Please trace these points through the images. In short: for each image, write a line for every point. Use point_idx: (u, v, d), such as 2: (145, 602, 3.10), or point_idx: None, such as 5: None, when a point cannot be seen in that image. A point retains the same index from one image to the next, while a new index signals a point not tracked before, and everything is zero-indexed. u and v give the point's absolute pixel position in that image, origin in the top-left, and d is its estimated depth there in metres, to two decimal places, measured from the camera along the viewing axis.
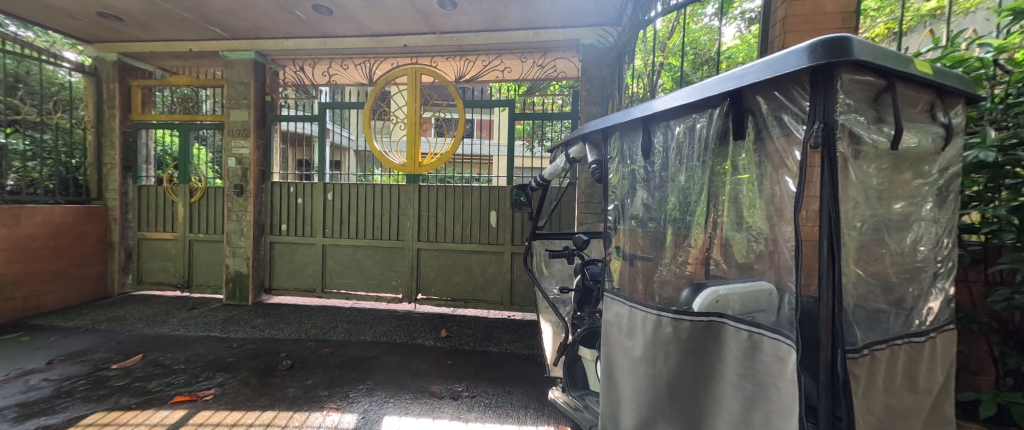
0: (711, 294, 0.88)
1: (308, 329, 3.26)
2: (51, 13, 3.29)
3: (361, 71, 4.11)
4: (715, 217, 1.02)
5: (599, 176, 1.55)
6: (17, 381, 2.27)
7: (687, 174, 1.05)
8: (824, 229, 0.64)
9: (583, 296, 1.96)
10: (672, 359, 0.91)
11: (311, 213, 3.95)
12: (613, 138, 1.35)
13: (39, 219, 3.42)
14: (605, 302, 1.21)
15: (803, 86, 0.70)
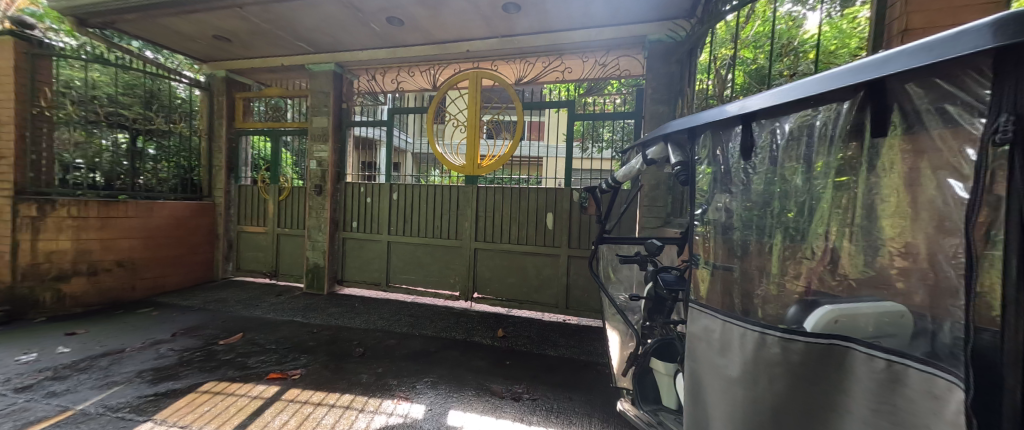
0: (830, 313, 0.84)
1: (376, 320, 3.49)
2: (178, 38, 3.90)
3: (426, 78, 4.32)
4: (834, 227, 0.89)
5: (684, 179, 1.52)
6: (151, 349, 2.71)
7: (803, 179, 0.96)
8: (1017, 248, 0.53)
9: (655, 305, 1.91)
10: (778, 383, 0.86)
11: (378, 212, 4.23)
12: (705, 136, 1.33)
13: (165, 212, 4.11)
14: (690, 314, 1.19)
15: (984, 72, 0.61)
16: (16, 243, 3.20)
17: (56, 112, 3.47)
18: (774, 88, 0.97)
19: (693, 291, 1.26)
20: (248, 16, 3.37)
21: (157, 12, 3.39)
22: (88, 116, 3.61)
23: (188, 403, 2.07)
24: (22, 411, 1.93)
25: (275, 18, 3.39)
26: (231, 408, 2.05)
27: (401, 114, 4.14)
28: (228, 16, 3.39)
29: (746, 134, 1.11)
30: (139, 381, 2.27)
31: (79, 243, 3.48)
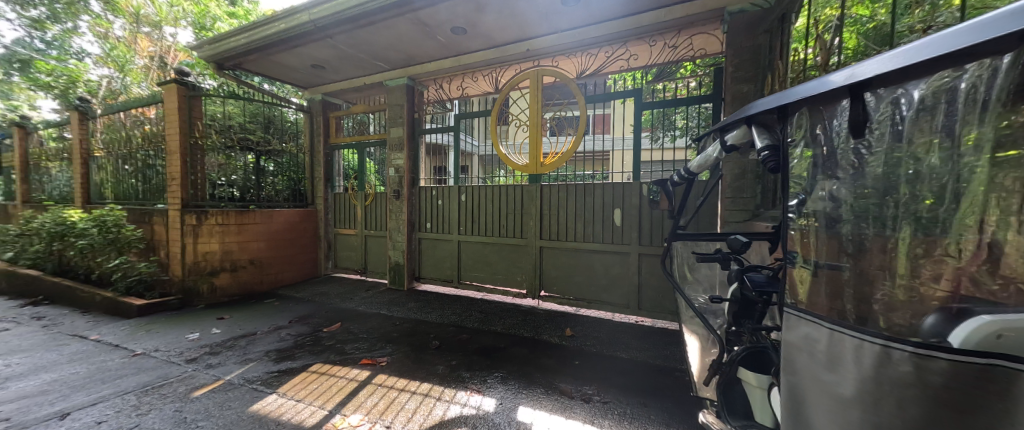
0: (989, 326, 0.69)
1: (450, 315, 3.71)
2: (285, 70, 4.60)
3: (488, 82, 4.44)
4: (1001, 215, 0.70)
5: (773, 165, 1.33)
6: (274, 333, 3.24)
7: (943, 156, 0.78)
8: None
9: (742, 308, 1.73)
10: (911, 408, 0.75)
11: (448, 213, 4.49)
12: (799, 114, 1.15)
13: (282, 218, 4.86)
14: (786, 322, 1.09)
15: None
16: (182, 246, 4.11)
17: (204, 140, 4.35)
18: (894, 48, 0.79)
19: (787, 292, 1.11)
20: (336, 44, 3.85)
21: (269, 50, 4.04)
22: (225, 142, 4.49)
23: (301, 381, 2.43)
24: (190, 378, 2.46)
25: (358, 42, 3.80)
26: (333, 387, 2.36)
27: (466, 119, 4.34)
28: (321, 46, 3.90)
29: (851, 107, 0.93)
30: (265, 359, 2.73)
31: (223, 245, 4.31)
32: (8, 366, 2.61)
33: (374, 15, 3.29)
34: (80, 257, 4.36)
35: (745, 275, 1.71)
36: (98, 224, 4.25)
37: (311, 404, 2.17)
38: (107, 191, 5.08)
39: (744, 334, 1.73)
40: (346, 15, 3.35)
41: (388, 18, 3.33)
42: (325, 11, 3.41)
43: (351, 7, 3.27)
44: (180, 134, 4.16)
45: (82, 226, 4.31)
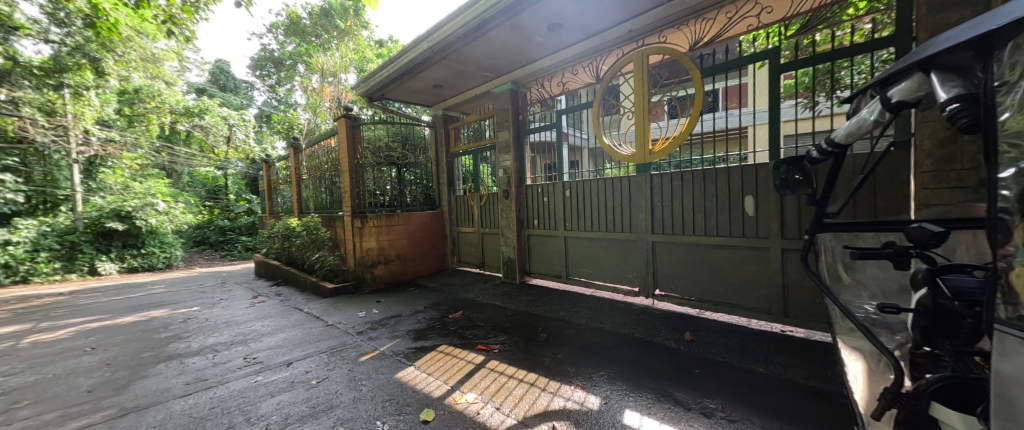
0: None
1: (558, 310, 3.78)
2: (415, 93, 5.42)
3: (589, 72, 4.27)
4: None
5: (971, 125, 0.93)
6: (412, 315, 3.88)
7: None
8: None
9: (938, 323, 1.25)
10: None
11: (554, 210, 4.55)
12: (1013, 46, 0.79)
13: (418, 220, 5.71)
14: (1005, 350, 0.75)
15: None
16: (353, 243, 5.27)
17: (362, 159, 5.49)
18: None
19: (1003, 299, 0.78)
20: (450, 64, 4.34)
21: (401, 79, 4.82)
22: (377, 160, 5.60)
23: (431, 357, 2.81)
24: (357, 346, 3.15)
25: (466, 58, 4.20)
26: (455, 366, 2.65)
27: (570, 113, 4.34)
28: (438, 68, 4.47)
29: None
30: (407, 335, 3.29)
31: (379, 242, 5.30)
32: (261, 326, 3.83)
33: (475, 31, 3.58)
34: (297, 252, 6.07)
35: (944, 277, 1.24)
36: (308, 228, 5.81)
37: (437, 376, 2.49)
38: (309, 204, 6.93)
39: (945, 360, 1.22)
40: (453, 37, 3.74)
41: (487, 31, 3.57)
42: (438, 37, 3.89)
43: (457, 28, 3.64)
44: (349, 155, 5.32)
45: (298, 229, 6.02)
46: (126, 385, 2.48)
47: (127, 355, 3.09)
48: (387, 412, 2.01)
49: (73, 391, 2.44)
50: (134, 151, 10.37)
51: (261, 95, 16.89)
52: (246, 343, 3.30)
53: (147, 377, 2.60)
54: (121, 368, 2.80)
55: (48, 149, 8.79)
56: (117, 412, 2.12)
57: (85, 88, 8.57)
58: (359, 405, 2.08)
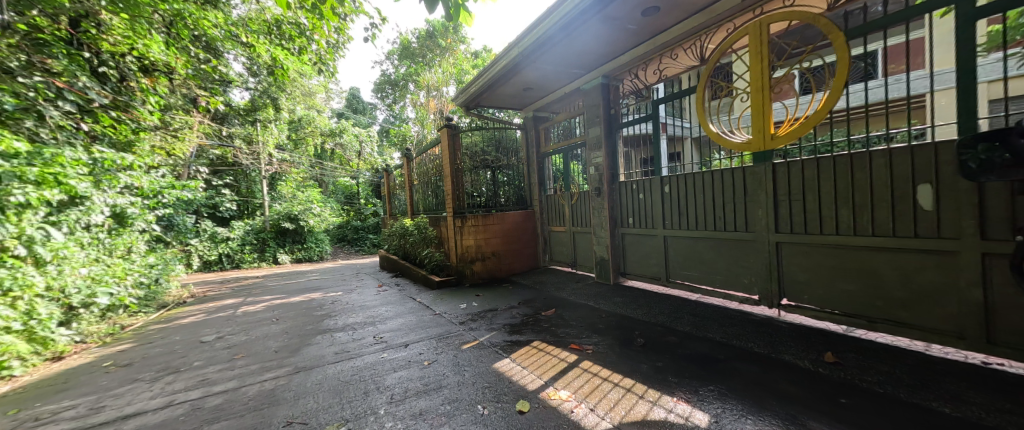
0: None
1: (656, 314, 3.52)
2: (507, 98, 5.67)
3: (691, 55, 3.88)
4: None
5: None
6: (507, 310, 4.07)
7: None
8: None
9: None
10: None
11: (651, 207, 4.25)
12: None
13: (511, 219, 5.94)
14: None
15: None
16: (455, 241, 5.77)
17: (462, 164, 5.96)
18: None
19: None
20: (540, 65, 4.42)
21: (494, 86, 5.09)
22: (474, 164, 6.00)
23: (525, 352, 2.90)
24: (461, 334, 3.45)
25: (556, 57, 4.22)
26: (548, 363, 2.69)
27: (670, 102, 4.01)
28: (528, 71, 4.60)
29: None
30: (503, 329, 3.46)
31: (477, 240, 5.67)
32: (384, 310, 4.48)
33: (563, 30, 3.56)
34: (410, 248, 6.93)
35: None
36: (416, 227, 6.75)
37: (531, 371, 2.55)
38: (418, 206, 7.84)
39: None
40: (542, 40, 3.79)
41: (576, 28, 3.53)
42: (527, 42, 3.99)
43: (546, 30, 3.68)
44: (450, 160, 5.83)
45: (411, 228, 6.88)
46: (296, 350, 3.18)
47: (296, 327, 3.95)
48: (487, 398, 2.15)
49: (265, 351, 3.23)
50: (298, 168, 13.28)
51: (380, 113, 19.84)
52: (374, 324, 3.90)
53: (309, 346, 3.28)
54: (292, 336, 3.60)
55: (248, 169, 11.83)
56: (291, 370, 2.73)
57: (269, 121, 11.33)
58: (463, 388, 2.27)
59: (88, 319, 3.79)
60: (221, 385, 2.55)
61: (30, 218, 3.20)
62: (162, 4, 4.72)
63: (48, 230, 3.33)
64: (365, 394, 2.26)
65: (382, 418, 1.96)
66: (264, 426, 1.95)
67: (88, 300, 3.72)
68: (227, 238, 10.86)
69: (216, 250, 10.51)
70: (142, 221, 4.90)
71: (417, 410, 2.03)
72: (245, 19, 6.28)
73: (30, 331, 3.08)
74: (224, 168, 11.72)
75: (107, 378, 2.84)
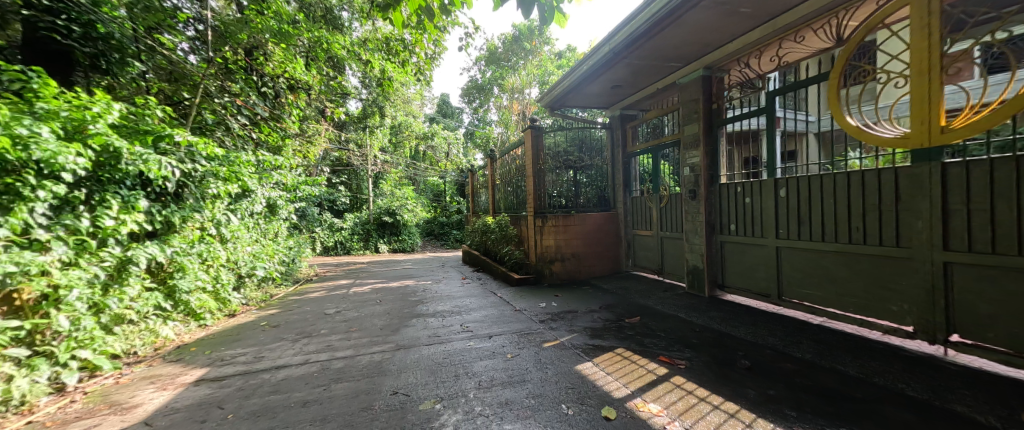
0: None
1: (764, 336, 3.05)
2: (592, 97, 5.55)
3: (823, 36, 3.31)
4: None
5: None
6: (588, 313, 3.97)
7: None
8: None
9: None
10: None
11: (759, 214, 3.74)
12: None
13: (593, 221, 5.76)
14: None
15: None
16: (535, 240, 5.86)
17: (544, 164, 6.00)
18: None
19: None
20: (631, 61, 4.23)
21: (581, 85, 5.02)
22: (556, 164, 6.00)
23: (609, 358, 2.75)
24: (542, 332, 3.44)
25: (649, 52, 3.98)
26: (634, 372, 2.50)
27: (788, 93, 3.50)
28: (619, 68, 4.44)
29: None
30: (584, 331, 3.38)
31: (557, 241, 5.66)
32: (469, 302, 4.76)
33: (662, 21, 3.33)
34: (492, 245, 7.23)
35: None
36: (499, 224, 7.04)
37: (617, 379, 2.39)
38: (500, 204, 8.14)
39: None
40: (636, 34, 3.60)
41: (677, 18, 3.27)
42: (619, 38, 3.84)
43: (641, 24, 3.49)
44: (533, 161, 5.92)
45: (493, 225, 7.19)
46: (396, 330, 3.58)
47: (395, 309, 4.44)
48: (571, 398, 2.11)
49: (374, 327, 3.72)
50: (396, 168, 14.91)
51: (467, 117, 21.10)
52: (461, 313, 4.18)
53: (406, 327, 3.66)
54: (393, 317, 4.07)
55: (359, 169, 13.67)
56: (393, 346, 3.09)
57: (376, 127, 12.94)
58: (546, 385, 2.28)
59: (250, 285, 4.88)
60: (342, 351, 3.01)
61: (220, 205, 4.04)
62: (304, 33, 5.75)
63: (228, 215, 4.20)
64: (455, 377, 2.44)
65: (472, 401, 2.08)
66: (375, 392, 2.24)
67: (250, 273, 4.75)
68: (341, 228, 12.73)
69: (333, 238, 12.46)
70: (286, 210, 5.85)
71: (503, 399, 2.10)
72: (362, 38, 7.27)
73: (217, 292, 4.06)
74: (341, 167, 13.78)
75: (264, 335, 3.58)
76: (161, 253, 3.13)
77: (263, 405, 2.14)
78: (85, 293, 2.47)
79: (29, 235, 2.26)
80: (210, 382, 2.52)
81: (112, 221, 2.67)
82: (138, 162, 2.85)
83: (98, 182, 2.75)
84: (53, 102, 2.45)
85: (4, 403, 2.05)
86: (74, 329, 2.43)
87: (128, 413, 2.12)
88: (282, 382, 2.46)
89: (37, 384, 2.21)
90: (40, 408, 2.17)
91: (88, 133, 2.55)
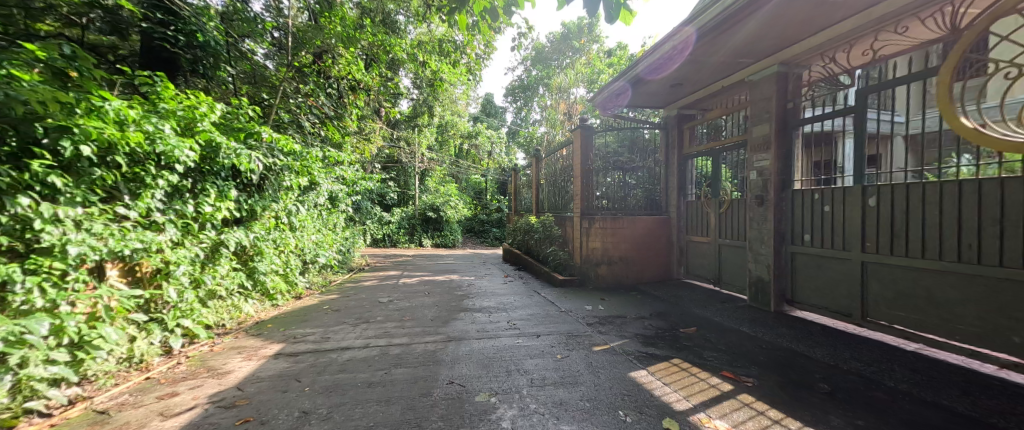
0: None
1: (845, 359, 2.64)
2: (648, 95, 5.36)
3: (932, 26, 2.86)
4: None
5: None
6: (638, 320, 3.79)
7: None
8: None
9: None
10: None
11: (840, 224, 3.35)
12: None
13: (642, 225, 5.53)
14: None
15: None
16: (581, 242, 5.79)
17: (592, 165, 5.90)
18: None
19: None
20: (696, 57, 4.01)
21: (639, 83, 4.85)
22: (604, 165, 5.88)
23: (664, 368, 2.56)
24: (590, 336, 3.32)
25: (717, 46, 3.75)
26: (694, 385, 2.29)
27: (883, 90, 3.09)
28: (682, 65, 4.23)
29: None
30: (635, 338, 3.25)
31: (603, 243, 5.52)
32: (513, 300, 4.80)
33: (736, 15, 3.12)
34: (535, 245, 7.23)
35: None
36: (543, 224, 7.02)
37: (676, 390, 2.22)
38: (543, 204, 8.11)
39: None
40: (705, 29, 3.40)
41: (754, 11, 3.03)
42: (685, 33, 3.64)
43: (711, 18, 3.28)
44: (581, 161, 5.84)
45: (537, 225, 7.20)
46: (446, 322, 3.70)
47: (443, 302, 4.60)
48: (629, 406, 2.02)
49: (425, 318, 3.87)
50: (441, 165, 15.41)
51: (510, 116, 21.30)
52: (506, 311, 4.22)
53: (455, 320, 3.77)
54: (442, 310, 4.21)
55: (408, 166, 14.33)
56: (444, 338, 3.21)
57: (425, 126, 13.48)
58: (600, 389, 2.22)
59: (314, 271, 5.33)
60: (398, 339, 3.18)
61: (292, 197, 4.41)
62: (367, 37, 6.15)
63: (297, 206, 4.56)
64: (507, 373, 2.47)
65: (526, 398, 2.10)
66: (433, 380, 2.34)
67: (313, 259, 5.18)
68: (389, 221, 13.42)
69: (382, 231, 13.18)
70: (344, 203, 6.23)
71: (557, 399, 2.09)
72: (417, 40, 7.60)
73: (287, 275, 4.47)
74: (392, 164, 14.55)
75: (328, 317, 3.87)
76: (245, 237, 3.49)
77: (333, 382, 2.32)
78: (189, 269, 2.83)
79: (149, 217, 2.63)
80: (287, 356, 2.79)
81: (210, 208, 3.03)
82: (232, 156, 3.17)
83: (199, 172, 3.09)
84: (170, 103, 2.82)
85: (129, 359, 2.42)
86: (179, 300, 2.80)
87: (224, 378, 2.41)
88: (347, 362, 2.65)
89: (152, 346, 2.58)
90: (155, 366, 2.54)
91: (197, 130, 2.92)
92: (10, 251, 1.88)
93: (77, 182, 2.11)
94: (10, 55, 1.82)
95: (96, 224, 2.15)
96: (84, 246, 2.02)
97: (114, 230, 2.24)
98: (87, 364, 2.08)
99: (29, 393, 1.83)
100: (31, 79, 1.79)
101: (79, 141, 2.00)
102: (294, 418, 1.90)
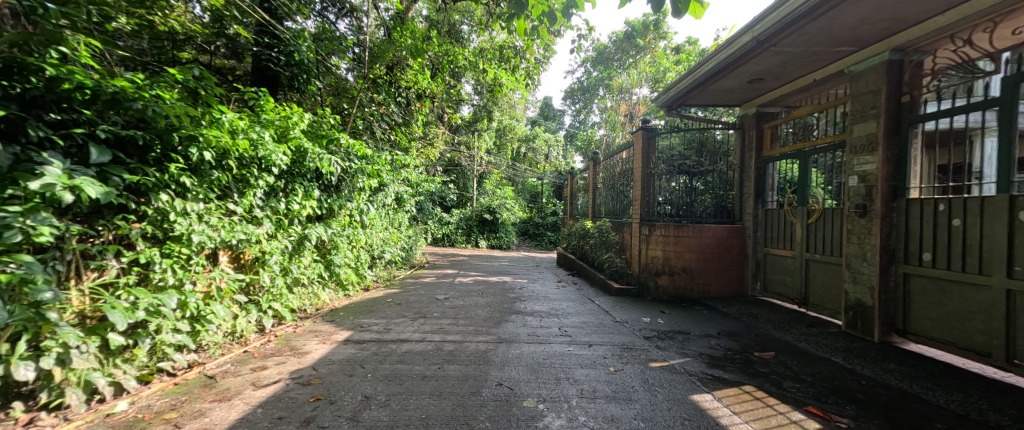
0: None
1: (979, 409, 2.16)
2: (721, 94, 4.97)
3: None
4: None
5: None
6: (705, 338, 3.50)
7: None
8: None
9: None
10: None
11: (975, 243, 2.75)
12: None
13: (710, 234, 5.10)
14: None
15: None
16: (640, 250, 5.54)
17: (654, 168, 5.61)
18: None
19: None
20: (779, 49, 3.62)
21: (711, 81, 4.50)
22: (668, 169, 5.53)
23: (734, 395, 2.32)
24: (648, 350, 3.14)
25: (807, 36, 3.36)
26: (771, 417, 2.05)
27: None
28: (763, 58, 3.84)
29: None
30: (699, 357, 2.99)
31: (664, 252, 5.24)
32: (565, 306, 4.72)
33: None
34: (590, 251, 7.04)
35: None
36: (599, 230, 6.82)
37: (746, 421, 2.00)
38: (600, 209, 7.87)
39: None
40: (794, 16, 3.02)
41: None
42: (768, 23, 3.29)
43: (798, 7, 2.94)
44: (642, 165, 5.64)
45: (593, 231, 7.01)
46: (498, 323, 3.77)
47: (496, 303, 4.68)
48: None
49: (478, 317, 3.98)
50: (498, 168, 15.75)
51: (570, 119, 21.00)
52: (558, 316, 4.18)
53: (507, 322, 3.83)
54: (495, 311, 4.29)
55: (467, 169, 14.88)
56: (496, 338, 3.27)
57: (484, 130, 13.91)
58: (657, 409, 2.09)
59: (380, 265, 5.77)
60: (452, 336, 3.31)
61: (364, 197, 4.82)
62: (433, 48, 6.53)
63: (368, 205, 4.99)
64: (557, 381, 2.44)
65: (574, 409, 2.05)
66: (482, 380, 2.39)
67: (380, 254, 5.62)
68: (449, 221, 14.09)
69: (442, 231, 13.92)
70: (409, 203, 6.65)
71: (608, 414, 2.00)
72: (479, 49, 7.87)
73: (357, 269, 4.92)
74: (452, 167, 15.23)
75: (390, 310, 4.16)
76: (324, 233, 3.89)
77: (392, 372, 2.48)
78: (279, 259, 3.24)
79: (251, 213, 3.07)
80: (354, 343, 3.04)
81: (297, 205, 3.46)
82: (316, 160, 3.61)
83: (290, 175, 3.52)
84: (270, 114, 3.22)
85: (233, 334, 2.85)
86: (271, 286, 3.22)
87: (302, 358, 2.71)
88: (405, 354, 2.81)
89: (250, 324, 3.00)
90: (251, 342, 2.96)
91: (289, 137, 3.30)
92: (153, 237, 2.31)
93: (200, 182, 2.52)
94: (159, 79, 2.25)
95: (212, 217, 2.56)
96: (203, 236, 2.45)
97: (225, 223, 2.67)
98: (202, 335, 2.50)
99: (161, 355, 2.24)
100: (170, 98, 2.19)
101: (202, 148, 2.41)
102: (357, 401, 2.06)
